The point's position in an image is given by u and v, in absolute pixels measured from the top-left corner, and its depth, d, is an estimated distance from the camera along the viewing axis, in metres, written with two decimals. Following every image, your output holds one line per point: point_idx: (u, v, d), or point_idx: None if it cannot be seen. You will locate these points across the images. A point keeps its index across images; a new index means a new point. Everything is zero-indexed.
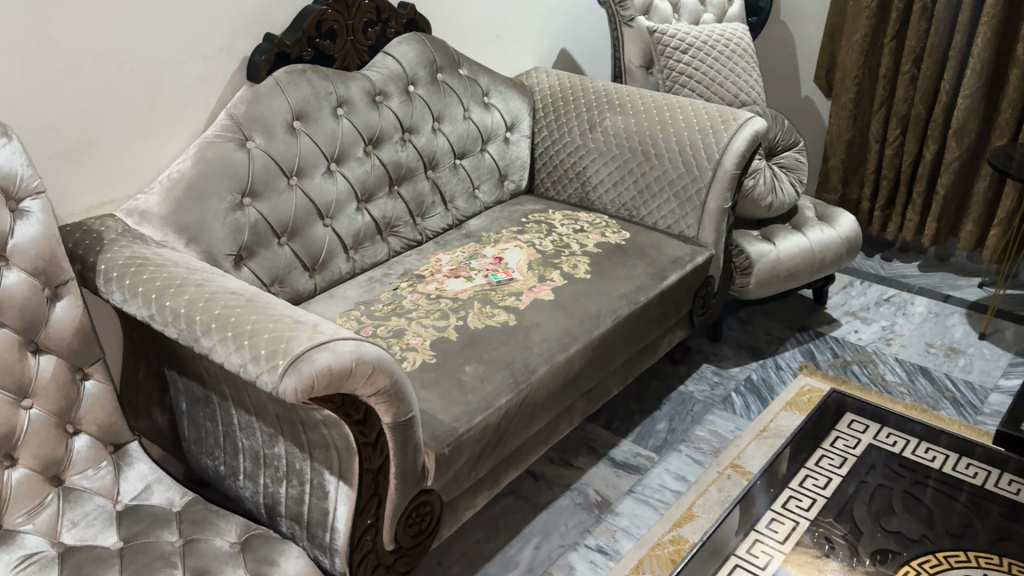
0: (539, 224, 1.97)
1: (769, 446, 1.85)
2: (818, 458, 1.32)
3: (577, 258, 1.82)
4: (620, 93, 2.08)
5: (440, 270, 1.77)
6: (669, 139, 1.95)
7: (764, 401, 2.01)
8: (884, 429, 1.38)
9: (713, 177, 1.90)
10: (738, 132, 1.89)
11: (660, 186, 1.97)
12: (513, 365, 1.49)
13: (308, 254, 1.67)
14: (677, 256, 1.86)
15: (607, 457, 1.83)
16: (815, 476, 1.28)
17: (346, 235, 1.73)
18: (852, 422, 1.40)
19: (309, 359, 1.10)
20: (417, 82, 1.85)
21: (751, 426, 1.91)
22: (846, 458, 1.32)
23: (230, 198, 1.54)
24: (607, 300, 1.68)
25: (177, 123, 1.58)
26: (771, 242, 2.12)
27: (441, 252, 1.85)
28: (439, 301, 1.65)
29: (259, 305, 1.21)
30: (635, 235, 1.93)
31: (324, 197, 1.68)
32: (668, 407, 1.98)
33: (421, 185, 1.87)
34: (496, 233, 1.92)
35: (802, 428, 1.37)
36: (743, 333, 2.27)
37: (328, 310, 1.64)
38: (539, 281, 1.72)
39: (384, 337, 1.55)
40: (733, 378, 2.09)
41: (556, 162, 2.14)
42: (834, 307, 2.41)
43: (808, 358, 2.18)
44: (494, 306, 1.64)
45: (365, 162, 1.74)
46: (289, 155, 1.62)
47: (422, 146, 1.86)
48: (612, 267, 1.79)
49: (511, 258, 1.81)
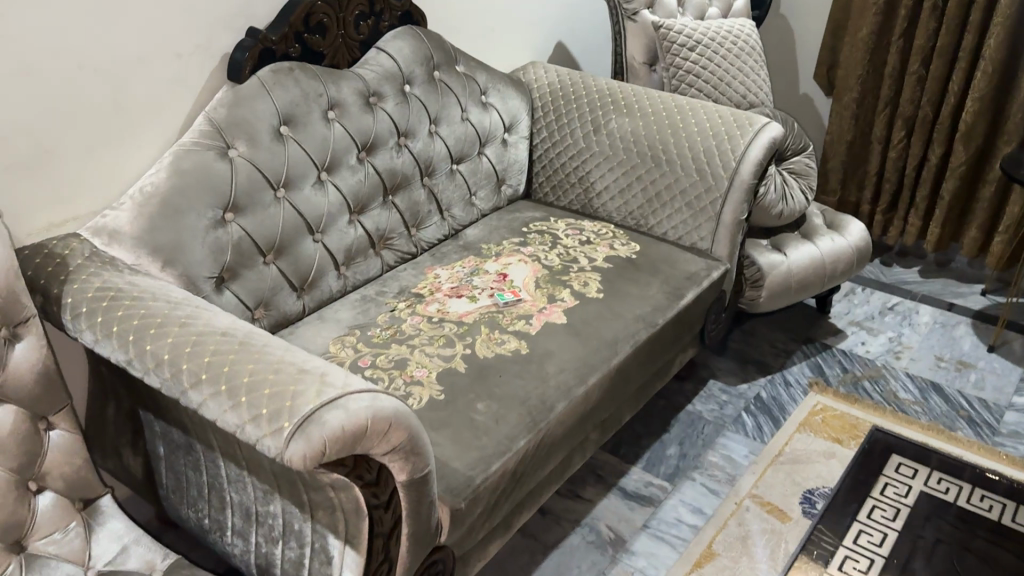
0: (541, 234, 1.83)
1: (786, 473, 1.75)
2: (855, 535, 1.36)
3: (587, 274, 1.68)
4: (626, 93, 1.94)
5: (439, 289, 1.62)
6: (681, 144, 1.82)
7: (775, 421, 1.91)
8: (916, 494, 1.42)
9: (728, 186, 1.78)
10: (755, 138, 1.77)
11: (670, 195, 1.84)
12: (529, 401, 1.36)
13: (296, 273, 1.51)
14: (691, 272, 1.74)
15: (617, 487, 1.72)
16: (856, 558, 1.33)
17: (337, 251, 1.57)
18: (886, 487, 1.43)
19: (319, 420, 0.95)
20: (413, 81, 1.69)
21: (765, 450, 1.81)
22: (883, 536, 1.36)
23: (210, 214, 1.38)
24: (623, 323, 1.56)
25: (149, 129, 1.40)
26: (782, 252, 2.01)
27: (439, 267, 1.71)
28: (441, 326, 1.51)
29: (255, 349, 1.06)
30: (644, 247, 1.80)
31: (314, 211, 1.52)
32: (677, 429, 1.87)
33: (417, 194, 1.72)
34: (497, 246, 1.78)
35: (838, 500, 1.41)
36: (747, 346, 2.17)
37: (319, 337, 1.49)
38: (549, 301, 1.59)
39: (384, 369, 1.40)
40: (742, 397, 1.99)
41: (556, 166, 2.00)
42: (838, 316, 2.32)
43: (817, 373, 2.08)
44: (503, 331, 1.50)
45: (358, 170, 1.59)
46: (276, 164, 1.45)
47: (418, 151, 1.70)
48: (624, 285, 1.66)
49: (516, 275, 1.67)
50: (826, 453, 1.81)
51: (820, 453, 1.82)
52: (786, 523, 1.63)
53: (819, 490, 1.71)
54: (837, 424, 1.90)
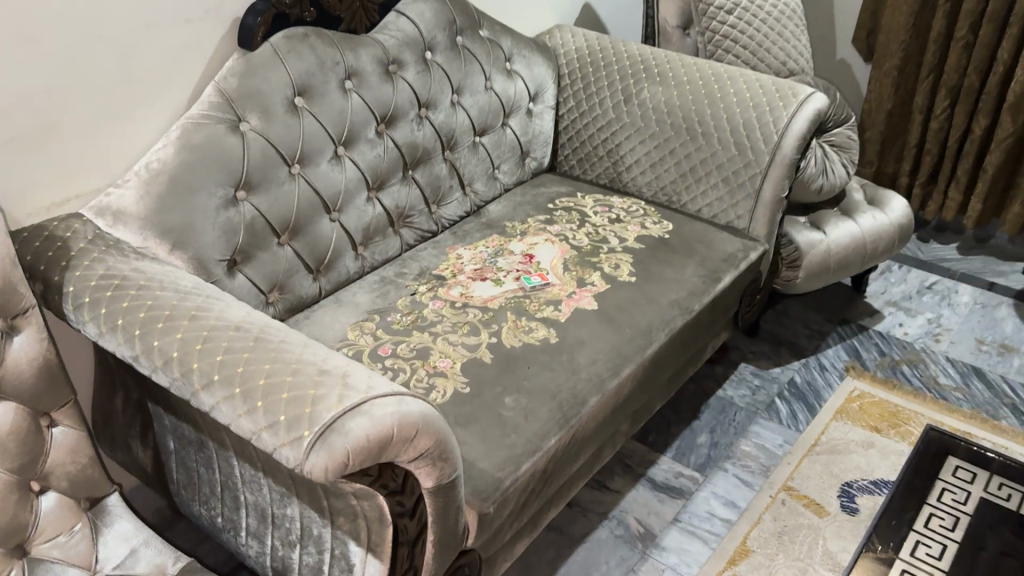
0: (569, 212, 1.74)
1: (822, 465, 1.68)
2: (926, 518, 1.20)
3: (618, 255, 1.59)
4: (659, 59, 1.83)
5: (462, 271, 1.54)
6: (719, 116, 1.72)
7: (810, 409, 1.83)
8: (995, 478, 1.26)
9: (769, 162, 1.67)
10: (799, 111, 1.66)
11: (706, 170, 1.74)
12: (560, 395, 1.28)
13: (311, 255, 1.43)
14: (728, 253, 1.64)
15: (646, 478, 1.65)
16: (927, 542, 1.18)
17: (354, 230, 1.49)
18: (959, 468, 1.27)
19: (342, 430, 0.87)
20: (435, 48, 1.59)
21: (801, 440, 1.73)
22: (957, 518, 1.20)
23: (222, 193, 1.29)
24: (658, 310, 1.47)
25: (156, 101, 1.31)
26: (821, 230, 1.91)
27: (461, 247, 1.62)
28: (465, 312, 1.42)
29: (272, 346, 0.98)
30: (677, 226, 1.71)
31: (332, 188, 1.43)
32: (708, 416, 1.79)
33: (438, 168, 1.63)
34: (522, 224, 1.69)
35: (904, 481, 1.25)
36: (779, 327, 2.08)
37: (337, 323, 1.41)
38: (578, 285, 1.50)
39: (406, 358, 1.32)
40: (775, 382, 1.90)
41: (583, 138, 1.90)
42: (874, 295, 2.22)
43: (853, 356, 1.99)
44: (530, 318, 1.41)
45: (378, 144, 1.49)
46: (290, 139, 1.36)
47: (440, 123, 1.60)
48: (658, 267, 1.57)
49: (544, 256, 1.58)
50: (864, 443, 1.74)
51: (857, 443, 1.74)
52: (823, 518, 1.56)
53: (857, 483, 1.64)
54: (875, 412, 1.82)
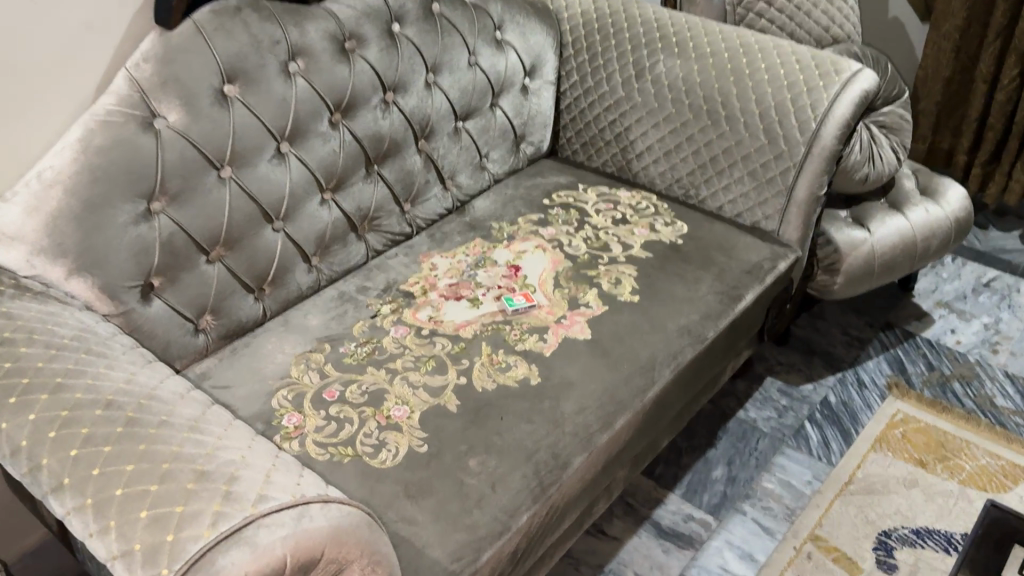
0: (566, 210, 1.49)
1: (856, 510, 1.44)
2: None
3: (621, 268, 1.35)
4: (677, 25, 1.55)
5: (434, 287, 1.31)
6: (746, 97, 1.45)
7: (845, 436, 1.59)
8: None
9: (805, 154, 1.41)
10: (842, 92, 1.39)
11: (729, 161, 1.48)
12: (537, 455, 1.05)
13: (250, 273, 1.21)
14: (752, 263, 1.39)
15: (650, 521, 1.43)
16: None
17: (304, 241, 1.26)
18: None
19: (210, 568, 0.65)
20: (405, 19, 1.33)
21: (831, 477, 1.50)
22: None
23: (132, 206, 1.07)
24: (663, 340, 1.23)
25: (53, 93, 1.08)
26: (864, 227, 1.65)
27: (437, 255, 1.39)
28: (432, 344, 1.20)
29: (147, 433, 0.76)
30: (694, 229, 1.46)
31: (273, 194, 1.20)
32: (725, 444, 1.56)
33: (410, 162, 1.38)
34: (511, 225, 1.45)
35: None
36: (811, 333, 1.83)
37: (281, 354, 1.19)
38: (570, 308, 1.26)
39: (355, 404, 1.10)
40: (805, 402, 1.66)
41: (588, 119, 1.64)
42: (922, 295, 1.96)
43: (896, 370, 1.74)
44: (509, 351, 1.18)
45: (332, 137, 1.25)
46: (218, 137, 1.13)
47: (412, 109, 1.36)
48: (668, 283, 1.33)
49: (532, 268, 1.34)
50: (906, 481, 1.50)
51: (897, 481, 1.50)
52: None
53: (897, 532, 1.41)
54: (919, 441, 1.58)
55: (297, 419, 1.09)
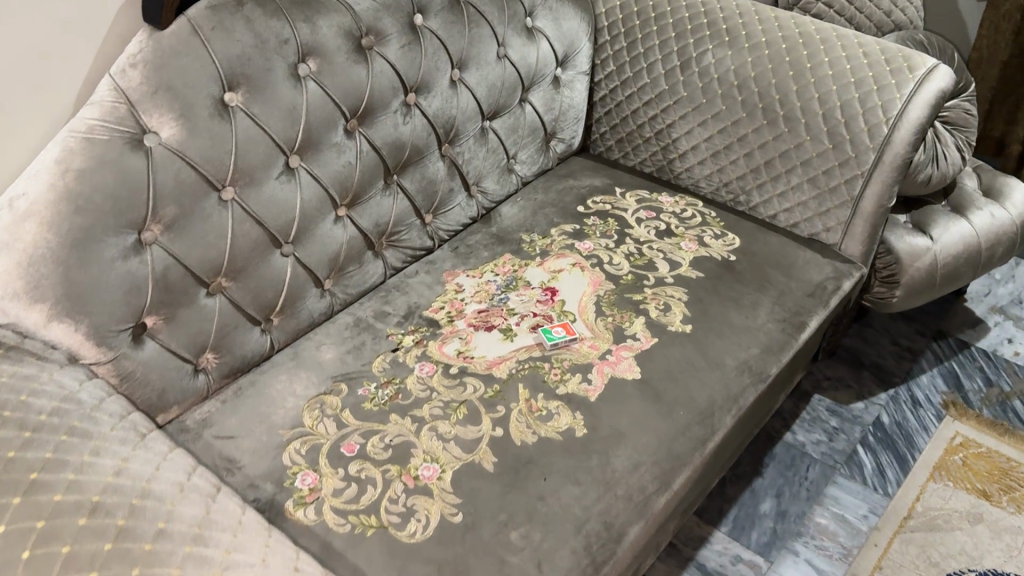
0: (604, 219, 1.35)
1: (918, 550, 1.33)
2: None
3: (669, 290, 1.20)
4: (728, 11, 1.39)
5: (462, 314, 1.17)
6: (807, 95, 1.29)
7: (901, 463, 1.47)
8: None
9: (875, 161, 1.26)
10: (919, 92, 1.23)
11: (786, 165, 1.33)
12: (587, 525, 0.92)
13: (256, 304, 1.07)
14: (813, 283, 1.25)
15: (695, 563, 1.32)
16: None
17: (316, 263, 1.12)
18: None
19: None
20: (428, 9, 1.17)
21: (889, 512, 1.39)
22: None
23: (120, 239, 0.92)
24: (721, 379, 1.10)
25: (27, 105, 0.93)
26: (926, 234, 1.50)
27: (463, 273, 1.24)
28: (462, 386, 1.06)
29: (142, 552, 0.65)
30: (747, 242, 1.32)
31: (280, 214, 1.06)
32: (773, 473, 1.45)
33: (433, 169, 1.24)
34: (544, 238, 1.30)
35: None
36: (859, 343, 1.70)
37: (292, 397, 1.06)
38: (616, 340, 1.12)
39: (377, 461, 0.97)
40: (857, 423, 1.54)
41: (624, 114, 1.49)
42: (975, 300, 1.83)
43: (952, 387, 1.62)
44: (549, 396, 1.05)
45: (347, 147, 1.10)
46: (217, 153, 0.98)
47: (435, 110, 1.20)
48: (722, 309, 1.19)
49: (570, 291, 1.19)
50: (969, 516, 1.38)
51: (960, 515, 1.38)
52: None
53: None
54: (982, 468, 1.46)
55: (313, 480, 0.96)
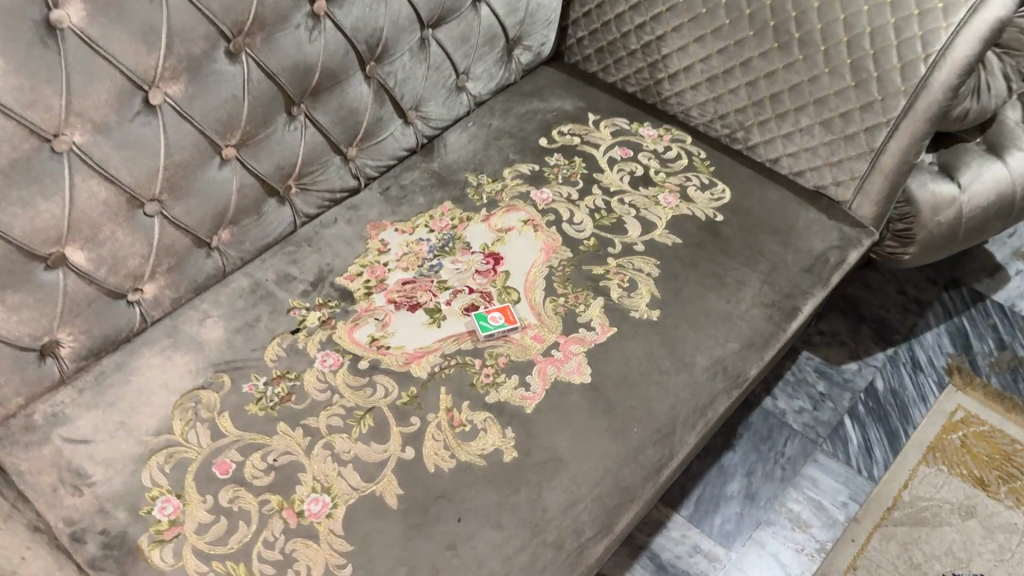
0: (570, 158, 1.12)
1: (899, 548, 1.19)
2: None
3: (637, 262, 0.99)
4: None
5: (382, 284, 0.96)
6: (831, 15, 1.01)
7: (892, 441, 1.31)
8: None
9: (907, 106, 1.00)
10: (969, 22, 0.94)
11: (796, 102, 1.08)
12: None
13: (116, 273, 0.87)
14: (814, 255, 1.04)
15: (647, 553, 1.18)
16: None
17: (195, 219, 0.91)
18: None
19: None
20: None
21: (872, 500, 1.24)
22: None
23: None
24: (689, 386, 0.90)
25: None
26: (954, 180, 1.26)
27: (391, 226, 1.02)
28: (372, 387, 0.87)
29: None
30: (739, 196, 1.09)
31: (139, 164, 0.83)
32: (746, 447, 1.29)
33: (353, 95, 0.99)
34: (493, 181, 1.08)
35: None
36: (860, 290, 1.51)
37: (163, 391, 0.88)
38: (565, 331, 0.92)
39: (255, 488, 0.80)
40: (846, 389, 1.37)
41: (606, 18, 1.21)
42: (997, 241, 1.61)
43: (960, 349, 1.43)
44: (476, 405, 0.86)
45: (232, 76, 0.86)
46: (42, 93, 0.73)
47: (355, 22, 0.94)
48: (699, 290, 0.98)
49: (516, 259, 0.98)
50: (961, 509, 1.23)
51: (950, 508, 1.23)
52: None
53: None
54: (981, 452, 1.30)
55: (173, 510, 0.79)
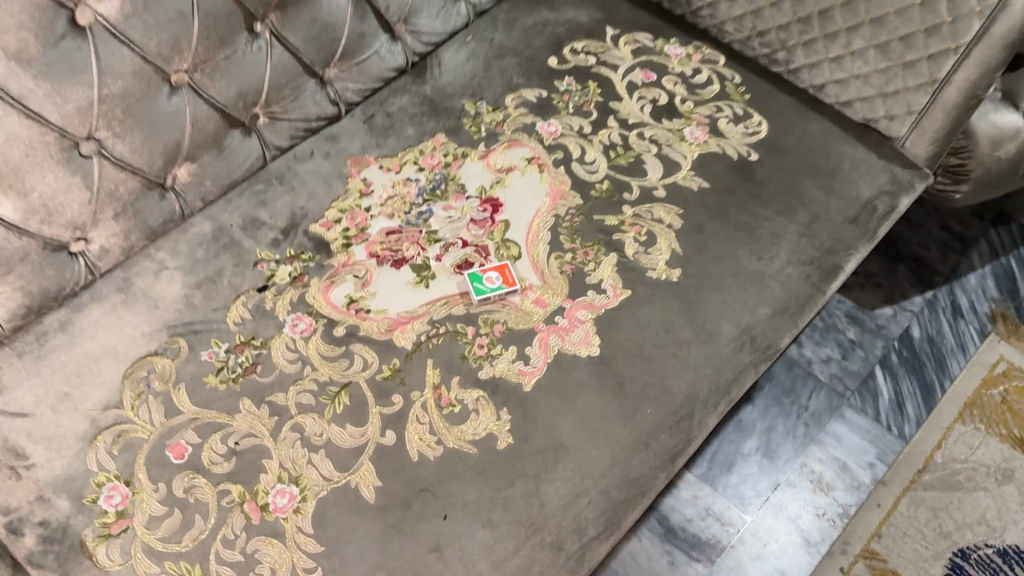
0: (583, 82, 0.97)
1: (928, 515, 1.10)
2: None
3: (657, 211, 0.87)
4: None
5: (363, 233, 0.84)
6: None
7: (926, 395, 1.20)
8: None
9: (980, 33, 0.84)
10: None
11: (848, 21, 0.92)
12: None
13: (51, 223, 0.75)
14: (859, 203, 0.91)
15: (656, 515, 1.10)
16: None
17: (143, 159, 0.78)
18: None
19: None
20: None
21: (901, 462, 1.14)
22: None
23: None
24: (712, 360, 0.79)
25: None
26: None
27: (374, 163, 0.89)
28: (348, 359, 0.76)
29: None
30: (776, 131, 0.95)
31: (69, 97, 0.70)
32: (767, 399, 1.19)
33: (328, 7, 0.84)
34: (494, 111, 0.94)
35: None
36: (899, 224, 1.37)
37: (111, 357, 0.77)
38: (571, 293, 0.81)
39: (214, 476, 0.70)
40: (879, 336, 1.25)
41: None
42: None
43: (1006, 293, 1.31)
44: (466, 381, 0.75)
45: None
46: None
47: None
48: (726, 245, 0.86)
49: (518, 206, 0.86)
50: (998, 473, 1.14)
51: (987, 471, 1.14)
52: None
53: (976, 552, 1.07)
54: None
55: (121, 500, 0.69)
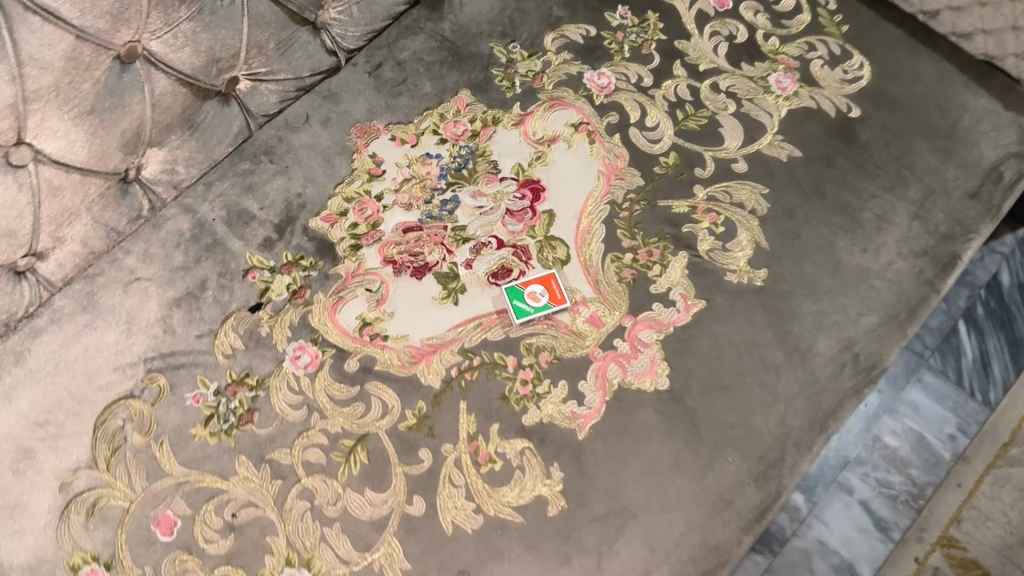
0: (641, 14, 0.78)
1: (1014, 497, 0.99)
2: None
3: (736, 192, 0.71)
4: None
5: (375, 230, 0.68)
6: None
7: (1016, 354, 1.06)
8: None
9: None
10: None
11: None
12: None
13: None
14: (987, 169, 0.73)
15: None
16: None
17: (94, 152, 0.61)
18: None
19: None
20: None
21: (985, 435, 1.02)
22: None
23: None
24: (805, 387, 0.65)
25: None
26: None
27: (385, 132, 0.72)
28: (364, 403, 0.63)
29: None
30: (882, 76, 0.76)
31: None
32: None
33: None
34: (531, 57, 0.76)
35: None
36: None
37: (80, 400, 0.63)
38: (633, 308, 0.66)
39: (209, 559, 0.58)
40: (964, 284, 1.10)
41: None
42: None
43: None
44: (508, 430, 0.62)
45: None
46: None
47: None
48: (822, 235, 0.70)
49: (564, 190, 0.70)
50: None
51: None
52: None
53: None
54: None
55: None
